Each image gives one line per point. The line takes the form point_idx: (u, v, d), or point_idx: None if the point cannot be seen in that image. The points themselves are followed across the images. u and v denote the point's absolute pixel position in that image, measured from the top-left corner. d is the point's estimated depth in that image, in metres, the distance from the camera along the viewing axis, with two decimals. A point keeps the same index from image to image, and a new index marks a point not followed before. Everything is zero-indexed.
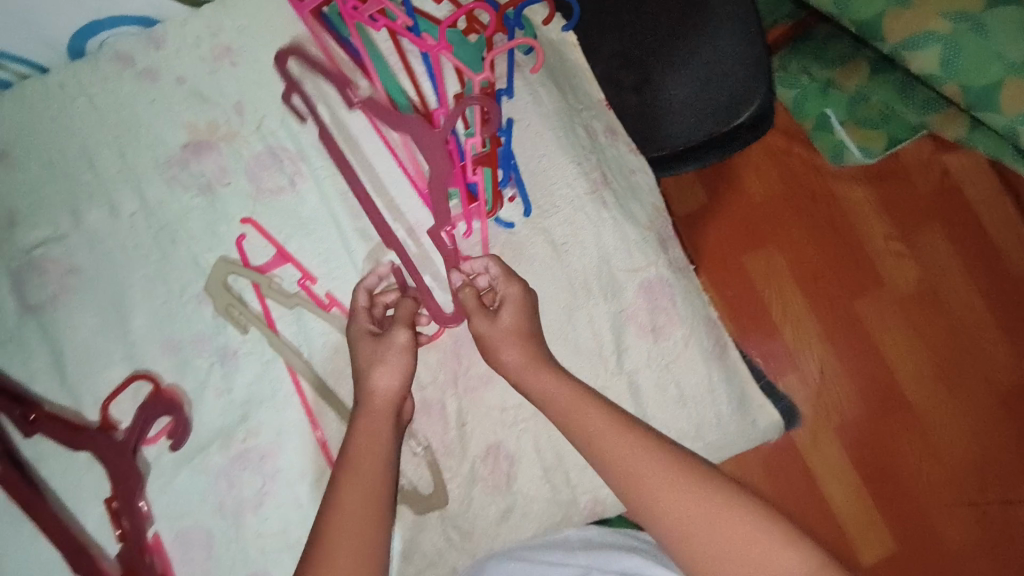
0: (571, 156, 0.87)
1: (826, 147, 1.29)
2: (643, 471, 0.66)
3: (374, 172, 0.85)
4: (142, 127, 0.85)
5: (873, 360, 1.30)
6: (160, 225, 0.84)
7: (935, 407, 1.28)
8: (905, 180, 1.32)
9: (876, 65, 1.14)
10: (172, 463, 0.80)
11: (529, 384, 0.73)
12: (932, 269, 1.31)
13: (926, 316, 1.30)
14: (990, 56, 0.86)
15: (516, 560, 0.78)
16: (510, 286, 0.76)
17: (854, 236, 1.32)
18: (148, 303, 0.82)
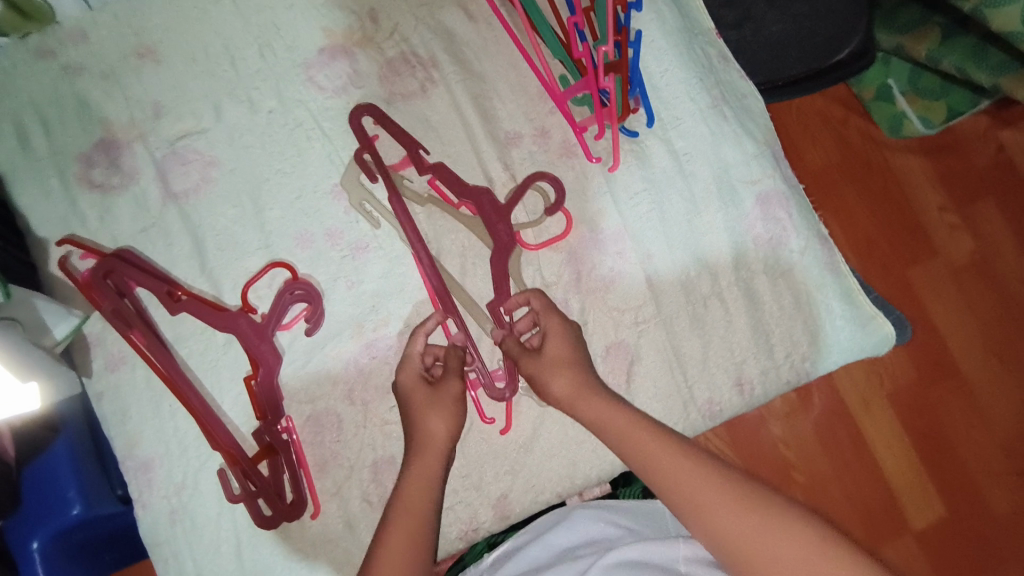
0: (693, 72, 0.91)
1: (883, 118, 1.24)
2: (699, 492, 0.63)
3: (504, 80, 0.89)
4: (282, 29, 0.88)
5: (925, 328, 1.20)
6: (297, 124, 0.87)
7: (988, 379, 1.19)
8: (958, 147, 1.25)
9: (950, 30, 1.06)
10: (305, 350, 0.83)
11: (582, 411, 0.73)
12: (986, 237, 1.23)
13: (979, 287, 1.22)
14: None
15: (606, 520, 0.77)
16: (548, 320, 0.78)
17: (909, 203, 1.24)
18: (283, 196, 0.86)
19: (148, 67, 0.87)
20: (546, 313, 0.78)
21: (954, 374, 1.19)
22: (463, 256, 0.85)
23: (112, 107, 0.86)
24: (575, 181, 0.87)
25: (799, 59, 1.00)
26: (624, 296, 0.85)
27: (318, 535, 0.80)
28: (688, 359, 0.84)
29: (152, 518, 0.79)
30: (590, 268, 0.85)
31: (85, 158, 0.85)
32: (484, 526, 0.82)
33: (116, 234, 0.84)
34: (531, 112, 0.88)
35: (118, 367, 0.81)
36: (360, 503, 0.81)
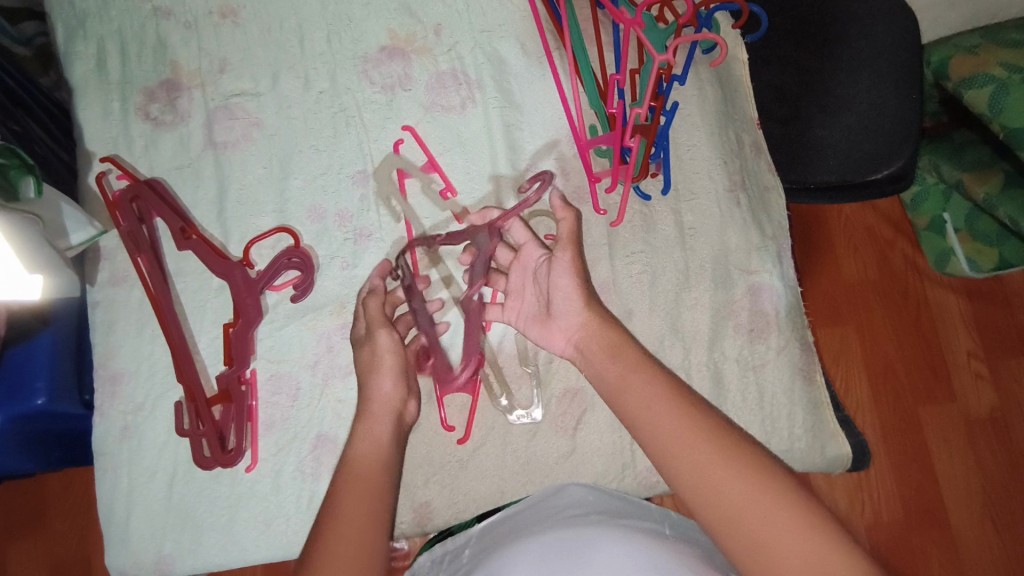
0: (720, 154, 0.94)
1: (931, 250, 1.26)
2: (685, 450, 0.61)
3: (539, 117, 0.93)
4: (352, 21, 0.95)
5: (922, 467, 1.23)
6: (340, 108, 0.93)
7: (975, 535, 1.20)
8: (1001, 303, 1.28)
9: (1010, 179, 1.10)
10: (286, 314, 0.88)
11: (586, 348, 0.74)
12: (1010, 396, 1.25)
13: (989, 442, 1.24)
14: None
15: (585, 487, 0.82)
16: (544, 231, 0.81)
17: (939, 344, 1.27)
18: (309, 170, 0.92)
19: (227, 26, 0.94)
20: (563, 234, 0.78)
21: (941, 521, 1.21)
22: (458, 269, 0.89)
23: (186, 53, 0.94)
24: (581, 224, 0.90)
25: (835, 169, 0.89)
26: None
27: (247, 487, 0.84)
28: None
29: (106, 428, 0.84)
30: None
31: (149, 91, 0.93)
32: (400, 527, 0.84)
33: (154, 165, 0.91)
34: (556, 152, 0.92)
35: (120, 284, 0.88)
36: (293, 472, 0.84)
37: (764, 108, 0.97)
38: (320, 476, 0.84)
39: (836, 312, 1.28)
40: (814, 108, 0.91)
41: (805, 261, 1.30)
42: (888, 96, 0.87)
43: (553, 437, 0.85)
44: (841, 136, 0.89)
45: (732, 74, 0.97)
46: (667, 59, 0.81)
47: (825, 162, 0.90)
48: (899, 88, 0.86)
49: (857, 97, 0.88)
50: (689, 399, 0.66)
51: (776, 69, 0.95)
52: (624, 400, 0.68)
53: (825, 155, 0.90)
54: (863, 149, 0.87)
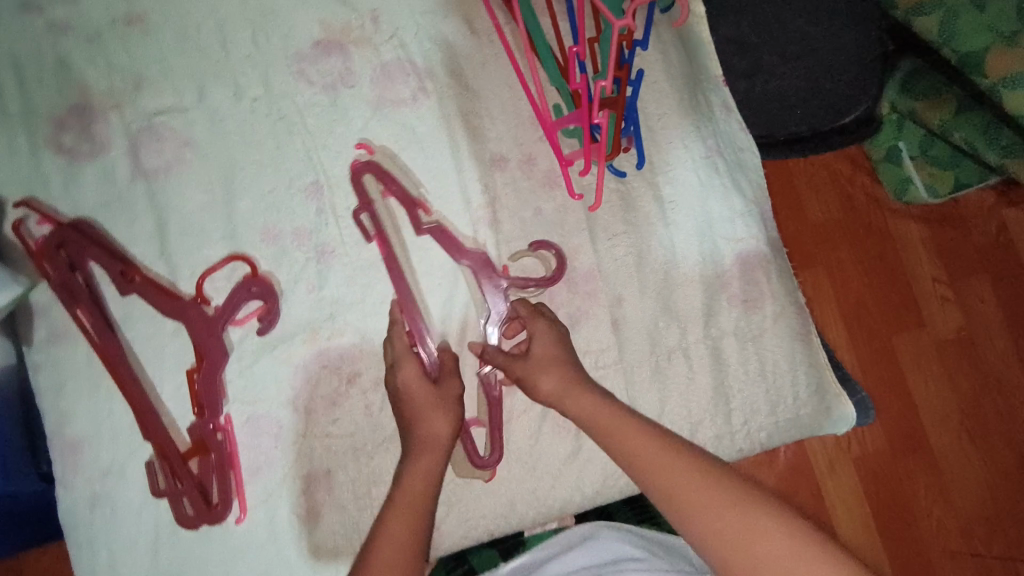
0: (692, 119, 0.89)
1: (891, 181, 1.27)
2: (671, 482, 0.65)
3: (498, 100, 0.86)
4: (279, 16, 0.86)
5: (900, 397, 1.25)
6: (280, 115, 0.85)
7: (955, 455, 1.24)
8: (960, 226, 1.29)
9: (964, 104, 1.05)
10: (255, 349, 0.80)
11: (571, 405, 0.73)
12: (977, 318, 1.27)
13: (960, 366, 1.26)
14: (982, 28, 0.84)
15: (613, 530, 0.78)
16: (536, 324, 0.77)
17: (905, 275, 1.28)
18: (256, 188, 0.83)
19: (136, 35, 0.84)
20: (535, 354, 0.75)
21: (923, 447, 1.24)
22: (439, 276, 0.83)
23: (94, 72, 0.83)
24: (557, 213, 0.85)
25: (803, 117, 0.90)
26: (590, 339, 0.83)
27: (241, 540, 0.78)
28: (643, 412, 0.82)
29: (73, 499, 0.77)
30: (559, 304, 0.83)
31: (57, 120, 0.82)
32: None
33: (77, 203, 0.81)
34: (521, 135, 0.86)
35: (60, 341, 0.79)
36: (287, 513, 0.79)
37: (726, 63, 0.93)
38: (319, 516, 0.79)
39: (804, 255, 1.29)
40: (775, 56, 0.88)
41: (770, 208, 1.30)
42: (849, 37, 0.86)
43: (557, 439, 0.82)
44: (803, 87, 0.88)
45: (694, 32, 0.93)
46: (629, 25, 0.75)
47: (793, 115, 0.91)
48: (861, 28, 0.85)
49: (816, 39, 0.86)
50: (666, 436, 0.70)
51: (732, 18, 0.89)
52: (610, 438, 0.70)
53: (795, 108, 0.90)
54: (829, 93, 0.88)
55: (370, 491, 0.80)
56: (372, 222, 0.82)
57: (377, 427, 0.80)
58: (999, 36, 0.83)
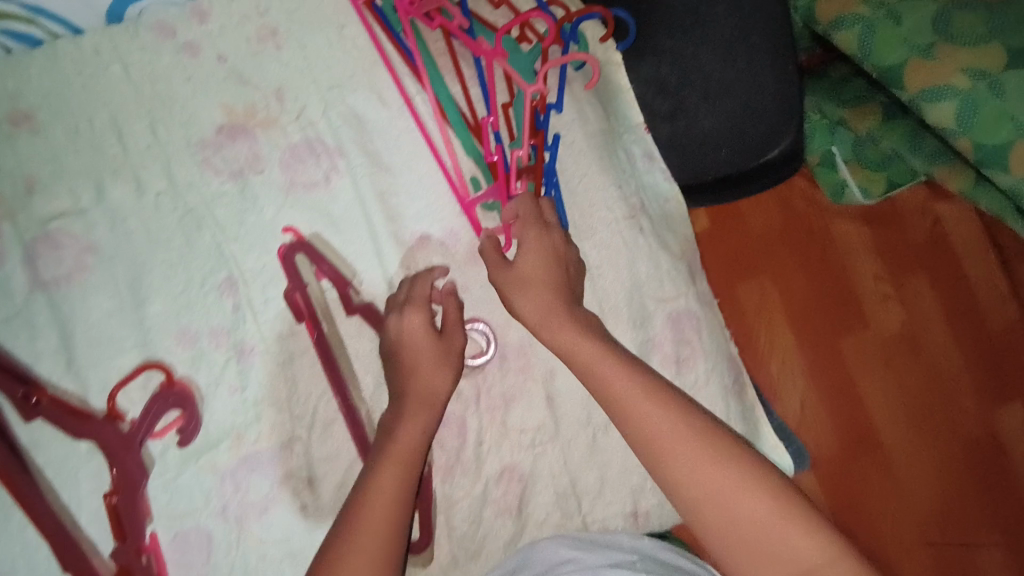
0: (614, 180, 0.87)
1: (828, 186, 1.31)
2: (675, 456, 0.62)
3: (414, 176, 0.84)
4: (178, 104, 0.82)
5: (848, 394, 1.30)
6: (187, 209, 0.81)
7: (904, 447, 1.29)
8: (896, 225, 1.34)
9: (890, 111, 1.14)
10: (178, 460, 0.77)
11: (549, 334, 0.73)
12: (916, 312, 1.32)
13: (903, 360, 1.31)
14: (899, 40, 0.93)
15: (547, 540, 0.74)
16: (527, 236, 0.76)
17: (845, 276, 1.33)
18: (167, 288, 0.80)
19: (23, 135, 0.79)
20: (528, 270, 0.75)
21: (874, 440, 1.29)
22: (367, 367, 0.81)
23: None
24: (482, 289, 0.83)
25: (728, 158, 0.92)
26: (524, 417, 0.82)
27: None
28: (583, 483, 0.83)
29: None
30: (491, 384, 0.82)
31: None
32: None
33: None
34: (440, 210, 0.84)
35: None
36: None
37: (649, 104, 0.97)
38: None
39: (748, 265, 1.33)
40: (696, 96, 0.89)
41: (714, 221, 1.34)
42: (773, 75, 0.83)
43: (500, 521, 0.81)
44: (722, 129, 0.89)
45: (611, 81, 0.96)
46: (537, 89, 0.75)
47: (716, 156, 0.92)
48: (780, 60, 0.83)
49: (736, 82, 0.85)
50: (679, 400, 0.66)
51: (654, 58, 0.92)
52: (596, 378, 0.69)
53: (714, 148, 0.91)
54: (748, 134, 0.87)
55: None
56: (303, 301, 0.81)
57: (313, 528, 0.78)
58: (912, 48, 0.92)
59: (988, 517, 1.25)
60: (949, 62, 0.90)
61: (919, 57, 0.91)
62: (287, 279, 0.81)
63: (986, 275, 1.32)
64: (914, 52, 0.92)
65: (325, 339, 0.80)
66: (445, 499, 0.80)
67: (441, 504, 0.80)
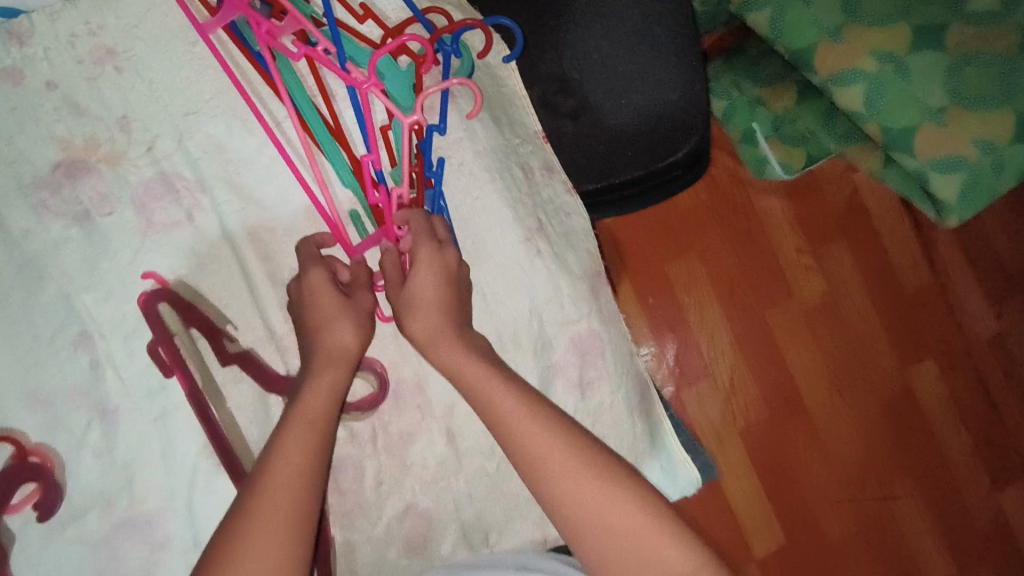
0: (507, 200, 0.82)
1: (749, 160, 1.28)
2: (555, 471, 0.63)
3: (290, 207, 0.77)
4: (3, 140, 0.72)
5: (777, 365, 1.31)
6: (25, 258, 0.72)
7: (828, 411, 1.32)
8: (818, 194, 1.33)
9: (804, 90, 1.17)
10: (40, 535, 0.71)
11: (437, 358, 0.71)
12: (837, 279, 1.33)
13: (826, 327, 1.33)
14: (809, 22, 0.99)
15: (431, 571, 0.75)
16: (420, 249, 0.71)
17: (772, 248, 1.31)
18: (9, 349, 0.71)
19: None
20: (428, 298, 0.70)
21: (801, 407, 1.31)
22: (249, 419, 0.75)
23: None
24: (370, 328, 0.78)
25: (634, 159, 0.88)
26: (424, 454, 0.79)
27: None
28: (489, 515, 0.81)
29: None
30: (389, 422, 0.78)
31: None
32: None
33: None
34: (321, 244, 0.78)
35: None
36: None
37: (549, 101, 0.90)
38: None
39: (677, 243, 1.29)
40: (601, 92, 0.85)
41: None
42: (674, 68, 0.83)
43: (405, 560, 0.78)
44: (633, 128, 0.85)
45: (506, 88, 0.89)
46: (415, 118, 0.73)
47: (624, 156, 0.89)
48: (681, 56, 0.82)
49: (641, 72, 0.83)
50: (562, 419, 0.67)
51: (553, 55, 0.86)
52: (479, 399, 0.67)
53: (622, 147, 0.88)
54: (659, 132, 0.85)
55: None
56: (171, 355, 0.74)
57: None
58: (823, 31, 0.98)
59: (898, 467, 1.34)
60: (856, 44, 0.97)
61: (828, 39, 0.98)
62: (151, 328, 0.74)
63: (900, 239, 1.35)
64: (824, 37, 0.98)
65: (199, 392, 0.74)
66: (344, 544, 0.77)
67: (340, 551, 0.77)
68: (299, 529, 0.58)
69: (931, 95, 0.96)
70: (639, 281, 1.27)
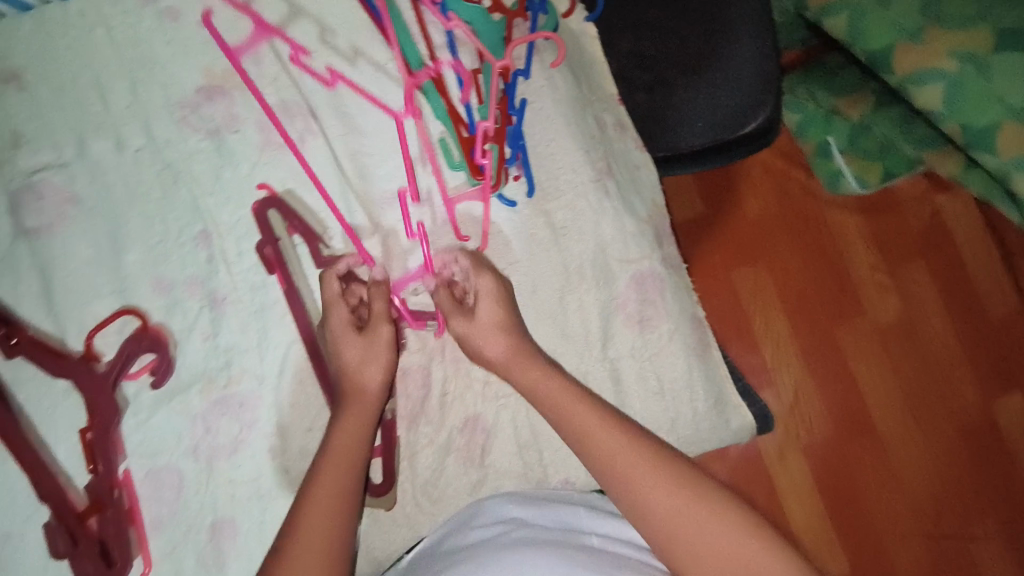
0: (580, 144, 0.88)
1: (823, 173, 1.30)
2: (639, 480, 0.67)
3: (386, 137, 0.86)
4: (157, 65, 0.85)
5: (843, 384, 1.29)
6: (165, 164, 0.84)
7: (900, 438, 1.27)
8: (896, 215, 1.31)
9: (882, 98, 1.15)
10: (151, 402, 0.80)
11: (515, 372, 0.76)
12: (914, 302, 1.30)
13: (901, 350, 1.29)
14: (888, 25, 0.93)
15: (495, 497, 0.80)
16: (481, 280, 0.79)
17: (843, 265, 1.31)
18: (144, 239, 0.83)
19: (9, 91, 0.82)
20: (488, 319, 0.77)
21: (868, 430, 1.27)
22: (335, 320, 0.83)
23: None
24: (447, 249, 0.85)
25: (702, 132, 0.90)
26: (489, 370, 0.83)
27: None
28: (545, 436, 0.84)
29: None
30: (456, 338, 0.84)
31: None
32: None
33: None
34: (411, 170, 0.86)
35: None
36: (193, 566, 0.78)
37: (627, 76, 0.94)
38: (224, 561, 0.79)
39: (744, 252, 1.31)
40: (675, 70, 0.90)
41: (710, 207, 1.32)
42: (750, 47, 0.87)
43: (462, 470, 0.83)
44: (707, 101, 0.88)
45: (585, 52, 0.93)
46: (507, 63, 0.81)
47: (692, 128, 0.90)
48: (757, 28, 0.87)
49: (714, 50, 0.88)
50: (633, 429, 0.72)
51: (631, 33, 0.92)
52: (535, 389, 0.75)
53: (692, 119, 0.90)
54: (728, 105, 0.88)
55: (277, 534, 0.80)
56: (274, 255, 0.83)
57: (280, 470, 0.81)
58: (901, 32, 0.92)
59: (984, 507, 1.24)
60: (935, 44, 0.89)
61: (906, 40, 0.92)
62: (259, 232, 0.84)
63: (987, 266, 1.30)
64: (902, 36, 0.92)
65: (295, 289, 0.83)
66: (406, 447, 0.82)
67: (404, 450, 0.82)
68: (350, 474, 0.70)
69: (1013, 91, 0.86)
70: (703, 286, 1.31)
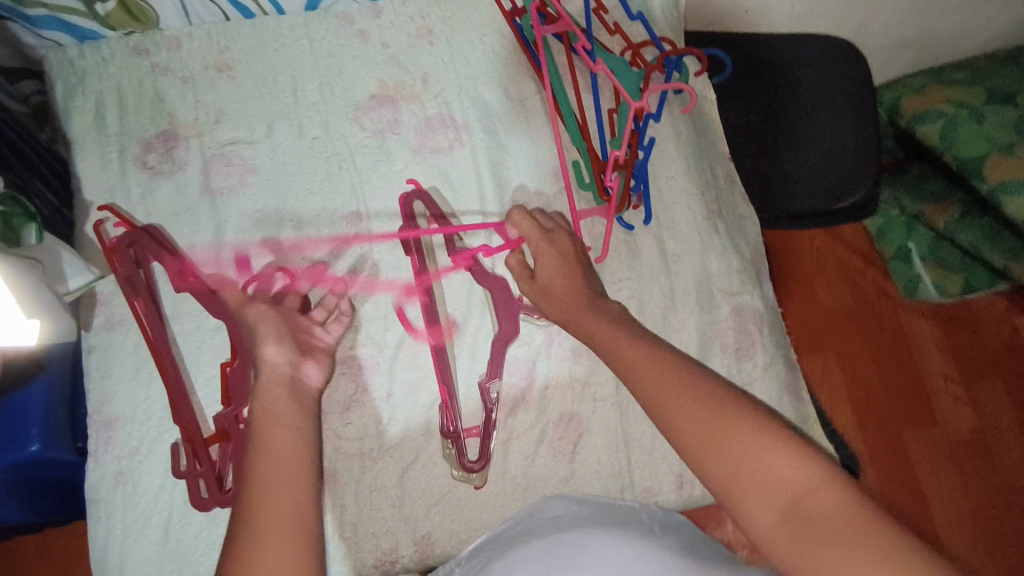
0: (696, 184, 0.98)
1: (901, 278, 1.32)
2: (713, 436, 0.63)
3: (525, 157, 0.98)
4: (343, 72, 1.00)
5: (910, 492, 1.25)
6: (333, 152, 0.97)
7: (970, 558, 1.21)
8: (973, 330, 1.32)
9: (969, 208, 1.17)
10: None
11: (602, 342, 0.78)
12: (989, 420, 1.28)
13: (973, 466, 1.26)
14: (980, 137, 1.05)
15: (561, 496, 0.82)
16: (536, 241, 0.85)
17: (917, 369, 1.31)
18: (304, 210, 0.95)
19: (221, 77, 0.98)
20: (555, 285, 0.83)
21: (935, 544, 1.22)
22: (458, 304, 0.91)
23: (181, 105, 0.97)
24: None
25: (808, 196, 0.93)
26: (591, 371, 0.89)
27: None
28: (635, 442, 0.88)
29: (100, 473, 0.84)
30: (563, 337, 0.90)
31: (145, 142, 0.95)
32: (403, 559, 0.84)
33: (151, 212, 0.93)
34: (542, 188, 0.97)
35: (115, 327, 0.88)
36: None
37: (737, 144, 1.01)
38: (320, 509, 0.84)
39: (815, 341, 1.32)
40: (784, 141, 0.96)
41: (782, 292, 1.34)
42: (852, 134, 0.93)
43: (552, 461, 0.87)
44: (813, 167, 0.93)
45: (705, 113, 1.01)
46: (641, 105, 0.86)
47: (800, 193, 0.93)
48: (860, 119, 0.93)
49: (819, 131, 0.94)
50: (701, 382, 0.70)
51: (743, 106, 1.00)
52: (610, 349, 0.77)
53: (800, 185, 0.93)
54: (831, 177, 0.92)
55: (372, 494, 0.85)
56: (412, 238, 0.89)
57: (384, 433, 0.87)
58: (993, 144, 1.04)
59: None
60: None
61: (998, 152, 1.03)
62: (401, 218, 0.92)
63: None
64: (994, 149, 1.03)
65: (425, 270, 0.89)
66: (503, 432, 0.87)
67: (501, 435, 0.87)
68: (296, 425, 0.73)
69: None
70: None
